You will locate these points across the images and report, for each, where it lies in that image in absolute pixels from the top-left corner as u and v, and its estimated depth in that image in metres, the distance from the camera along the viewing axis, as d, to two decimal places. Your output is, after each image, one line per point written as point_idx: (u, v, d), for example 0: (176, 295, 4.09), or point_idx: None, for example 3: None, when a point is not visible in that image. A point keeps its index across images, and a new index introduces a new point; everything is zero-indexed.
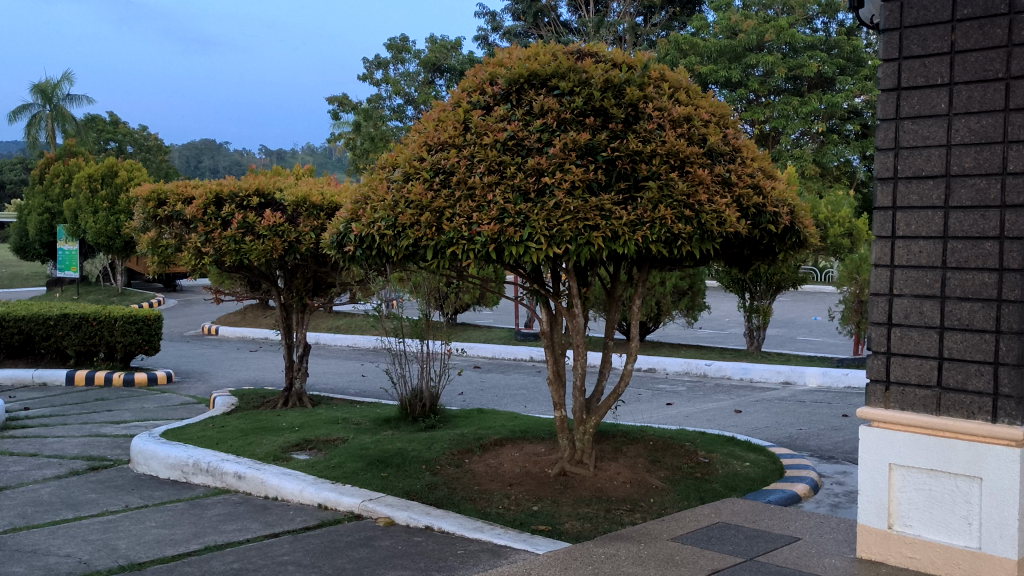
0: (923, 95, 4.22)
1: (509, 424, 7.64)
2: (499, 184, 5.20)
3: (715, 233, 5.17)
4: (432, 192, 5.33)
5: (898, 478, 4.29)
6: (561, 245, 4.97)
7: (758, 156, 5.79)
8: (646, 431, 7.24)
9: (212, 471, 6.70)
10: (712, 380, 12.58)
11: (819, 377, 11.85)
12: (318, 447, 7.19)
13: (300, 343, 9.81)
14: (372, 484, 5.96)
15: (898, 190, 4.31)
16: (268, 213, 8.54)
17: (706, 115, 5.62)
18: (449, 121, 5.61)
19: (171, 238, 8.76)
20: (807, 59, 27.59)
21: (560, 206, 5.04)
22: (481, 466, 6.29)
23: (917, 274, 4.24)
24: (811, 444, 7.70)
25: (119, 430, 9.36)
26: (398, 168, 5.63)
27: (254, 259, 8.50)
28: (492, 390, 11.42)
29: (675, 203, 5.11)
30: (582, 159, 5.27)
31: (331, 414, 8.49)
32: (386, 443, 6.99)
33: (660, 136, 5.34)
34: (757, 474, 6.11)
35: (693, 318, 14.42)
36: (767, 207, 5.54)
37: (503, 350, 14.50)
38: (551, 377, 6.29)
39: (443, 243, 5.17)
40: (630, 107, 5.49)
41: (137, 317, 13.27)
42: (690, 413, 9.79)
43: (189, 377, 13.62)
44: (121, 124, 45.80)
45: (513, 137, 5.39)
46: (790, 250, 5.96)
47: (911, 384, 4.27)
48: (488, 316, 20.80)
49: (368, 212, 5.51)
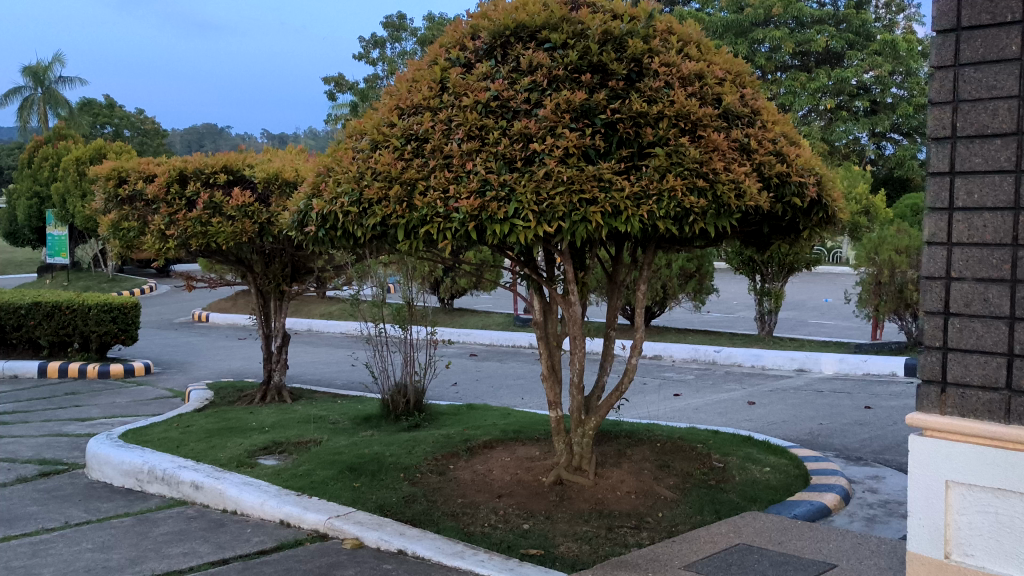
0: (989, 35, 3.47)
1: (500, 422, 6.92)
2: (480, 152, 4.47)
3: (734, 208, 4.42)
4: (402, 161, 4.59)
5: (957, 498, 3.57)
6: (552, 223, 4.24)
7: (779, 120, 5.05)
8: (653, 431, 6.51)
9: (167, 480, 6.00)
10: (721, 367, 11.87)
11: (836, 364, 11.13)
12: (288, 451, 6.48)
13: (278, 332, 9.08)
14: (342, 497, 5.24)
15: (957, 152, 3.57)
16: (236, 191, 7.76)
17: (720, 72, 4.87)
18: (424, 81, 4.86)
19: (132, 220, 8.04)
20: (816, 34, 27.06)
21: (551, 176, 4.30)
22: (468, 473, 5.59)
23: (981, 253, 3.50)
24: (834, 442, 6.96)
25: (82, 429, 8.66)
26: (365, 136, 4.88)
27: (223, 243, 7.73)
28: (488, 381, 10.71)
29: (687, 171, 4.37)
30: (576, 122, 4.54)
31: (308, 412, 7.77)
32: (363, 447, 6.26)
33: (668, 96, 4.60)
34: (780, 481, 5.39)
35: (700, 302, 13.68)
36: (792, 176, 4.77)
37: (500, 336, 13.79)
38: (545, 373, 5.54)
39: (415, 221, 4.42)
40: (632, 62, 4.73)
41: (111, 305, 12.53)
42: (700, 406, 9.08)
43: (170, 368, 12.94)
44: (118, 107, 44.84)
45: (497, 97, 4.64)
46: (816, 227, 5.22)
47: (972, 386, 3.54)
48: (488, 301, 20.15)
49: (330, 186, 4.76)
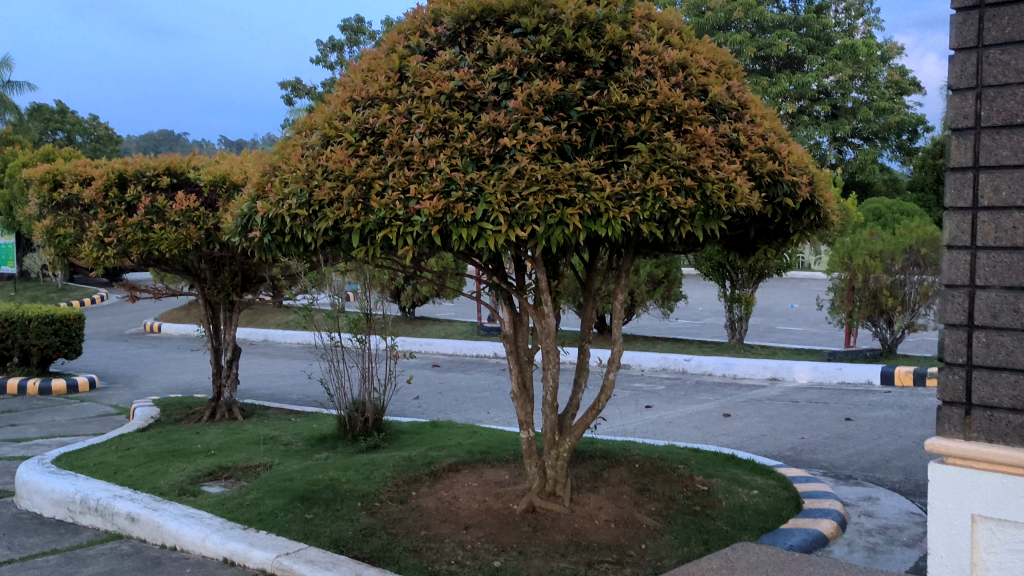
0: (1018, 12, 3.09)
1: (465, 442, 6.45)
2: (444, 149, 4.02)
3: (724, 209, 3.99)
4: (357, 159, 4.12)
5: (985, 534, 3.17)
6: (525, 227, 3.80)
7: (767, 114, 4.64)
8: (630, 450, 6.08)
9: (102, 511, 5.47)
10: (692, 377, 11.50)
11: (810, 372, 10.77)
12: (235, 476, 5.96)
13: (228, 345, 8.56)
14: (293, 530, 4.75)
15: (981, 144, 3.18)
16: (180, 195, 7.25)
17: (705, 62, 4.44)
18: (380, 70, 4.39)
19: (69, 226, 7.50)
20: (777, 38, 27.02)
21: (523, 174, 3.87)
22: (431, 500, 5.12)
23: (1011, 258, 3.11)
24: (820, 459, 6.56)
25: (17, 452, 8.06)
26: (316, 132, 4.39)
27: (166, 251, 7.21)
28: (451, 393, 10.25)
29: (672, 168, 3.94)
30: (550, 115, 4.09)
31: (259, 431, 7.26)
32: (317, 472, 5.77)
33: (651, 87, 4.16)
34: (770, 505, 4.97)
35: (668, 309, 13.30)
36: (784, 175, 4.35)
37: (463, 346, 13.32)
38: (514, 391, 5.08)
39: (372, 226, 3.94)
40: (610, 49, 4.30)
41: (53, 317, 11.91)
42: (674, 419, 8.67)
43: (117, 383, 12.33)
44: (69, 113, 43.77)
45: (462, 87, 4.18)
46: (806, 231, 4.80)
47: (1002, 408, 3.14)
48: (450, 309, 19.70)
49: (276, 187, 4.27)
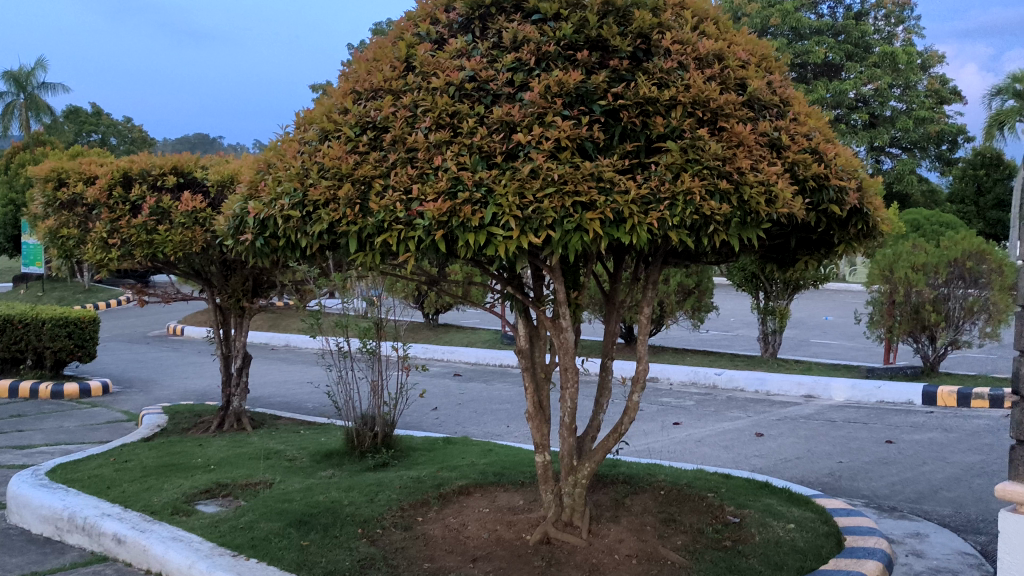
0: None
1: (480, 462, 6.04)
2: (451, 145, 3.63)
3: (763, 216, 3.57)
4: (357, 156, 3.74)
5: None
6: (540, 233, 3.40)
7: (811, 113, 4.21)
8: (655, 474, 5.65)
9: (89, 531, 5.12)
10: (723, 392, 11.04)
11: (847, 390, 10.28)
12: (234, 494, 5.60)
13: (238, 353, 8.22)
14: (286, 558, 4.36)
15: None
16: (185, 195, 6.91)
17: (743, 53, 4.02)
18: (386, 59, 4.01)
19: (72, 227, 7.17)
20: (814, 45, 26.51)
21: (539, 173, 3.47)
22: (438, 528, 4.72)
23: None
24: (861, 487, 6.09)
25: (18, 459, 7.75)
26: (313, 126, 4.01)
27: (170, 253, 6.86)
28: (471, 405, 9.85)
29: (705, 170, 3.53)
30: (570, 109, 3.69)
31: (264, 445, 6.90)
32: (319, 492, 5.39)
33: (682, 79, 3.76)
34: (808, 541, 4.53)
35: (699, 321, 12.83)
36: (830, 179, 3.91)
37: (486, 355, 12.92)
38: (530, 412, 4.67)
39: (370, 229, 3.55)
40: (638, 38, 3.90)
41: (68, 318, 11.67)
42: (703, 437, 8.24)
43: (131, 387, 12.04)
44: (105, 115, 43.88)
45: (474, 77, 3.80)
46: (852, 242, 4.36)
47: None
48: (475, 317, 19.31)
49: (268, 185, 3.89)
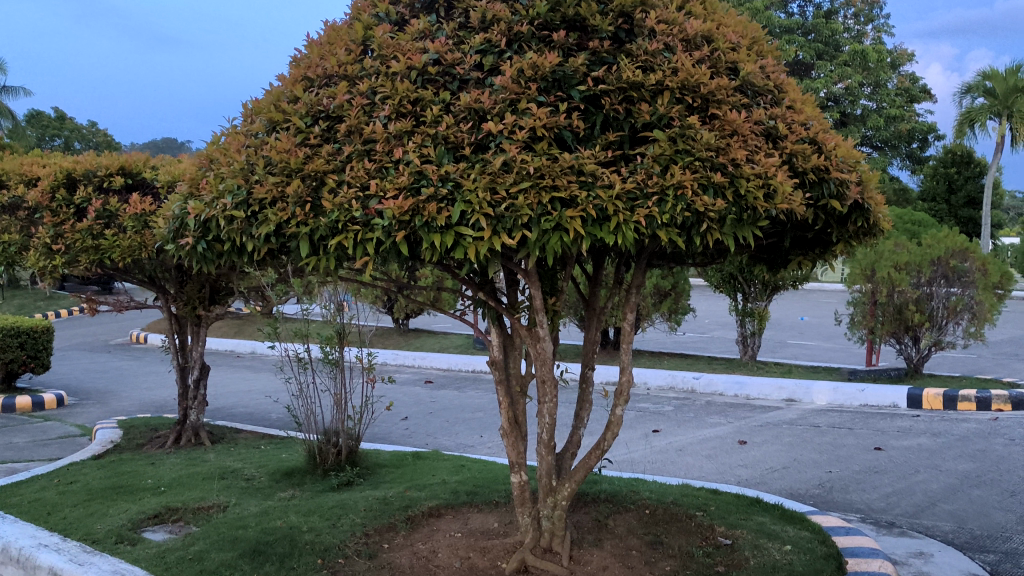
0: None
1: (450, 479, 5.66)
2: (413, 135, 3.25)
3: (760, 212, 3.21)
4: (307, 150, 3.34)
5: None
6: (513, 233, 3.02)
7: (807, 101, 3.85)
8: (638, 491, 5.29)
9: (24, 564, 4.64)
10: (702, 397, 10.71)
11: (829, 394, 9.99)
12: (186, 519, 5.18)
13: (194, 364, 7.77)
14: None
15: None
16: (133, 197, 6.46)
17: (734, 35, 3.67)
18: (340, 43, 3.63)
19: (14, 232, 6.73)
20: (785, 44, 26.34)
21: (512, 166, 3.10)
22: (405, 556, 4.33)
23: None
24: (854, 500, 5.77)
25: None
26: (260, 117, 3.62)
27: (117, 259, 6.42)
28: (442, 414, 9.46)
29: (696, 161, 3.17)
30: (546, 95, 3.32)
31: (221, 463, 6.48)
32: (276, 516, 4.98)
33: (669, 62, 3.40)
34: (807, 565, 4.18)
35: (676, 323, 12.50)
36: (831, 172, 3.56)
37: (458, 361, 12.53)
38: (504, 428, 4.29)
39: (323, 230, 3.15)
40: (620, 17, 3.53)
41: (19, 329, 11.13)
42: (685, 446, 7.89)
43: (88, 399, 11.53)
44: (68, 119, 43.10)
45: (438, 61, 3.42)
46: (851, 240, 4.01)
47: None
48: (446, 322, 18.91)
49: (211, 182, 3.49)
